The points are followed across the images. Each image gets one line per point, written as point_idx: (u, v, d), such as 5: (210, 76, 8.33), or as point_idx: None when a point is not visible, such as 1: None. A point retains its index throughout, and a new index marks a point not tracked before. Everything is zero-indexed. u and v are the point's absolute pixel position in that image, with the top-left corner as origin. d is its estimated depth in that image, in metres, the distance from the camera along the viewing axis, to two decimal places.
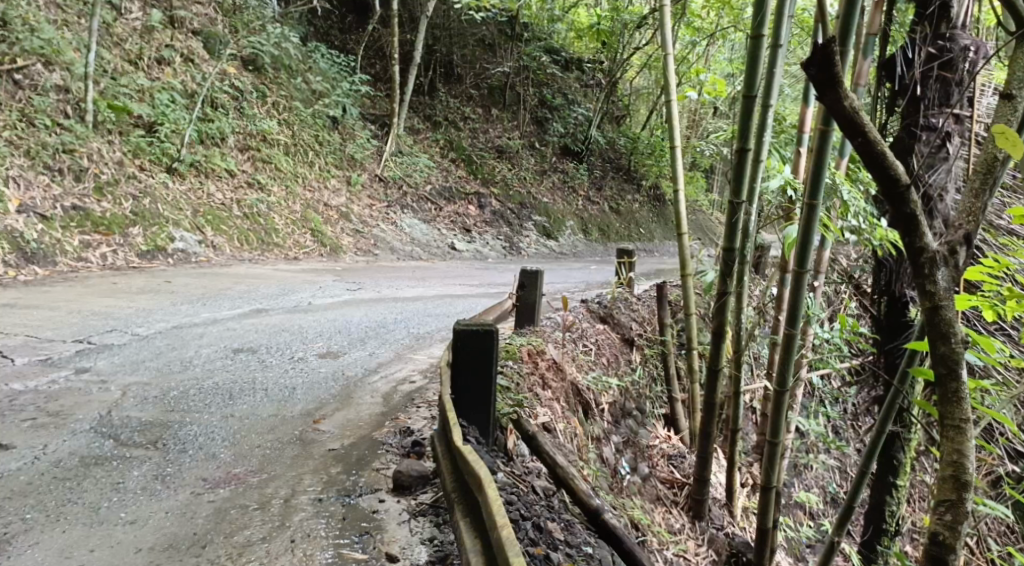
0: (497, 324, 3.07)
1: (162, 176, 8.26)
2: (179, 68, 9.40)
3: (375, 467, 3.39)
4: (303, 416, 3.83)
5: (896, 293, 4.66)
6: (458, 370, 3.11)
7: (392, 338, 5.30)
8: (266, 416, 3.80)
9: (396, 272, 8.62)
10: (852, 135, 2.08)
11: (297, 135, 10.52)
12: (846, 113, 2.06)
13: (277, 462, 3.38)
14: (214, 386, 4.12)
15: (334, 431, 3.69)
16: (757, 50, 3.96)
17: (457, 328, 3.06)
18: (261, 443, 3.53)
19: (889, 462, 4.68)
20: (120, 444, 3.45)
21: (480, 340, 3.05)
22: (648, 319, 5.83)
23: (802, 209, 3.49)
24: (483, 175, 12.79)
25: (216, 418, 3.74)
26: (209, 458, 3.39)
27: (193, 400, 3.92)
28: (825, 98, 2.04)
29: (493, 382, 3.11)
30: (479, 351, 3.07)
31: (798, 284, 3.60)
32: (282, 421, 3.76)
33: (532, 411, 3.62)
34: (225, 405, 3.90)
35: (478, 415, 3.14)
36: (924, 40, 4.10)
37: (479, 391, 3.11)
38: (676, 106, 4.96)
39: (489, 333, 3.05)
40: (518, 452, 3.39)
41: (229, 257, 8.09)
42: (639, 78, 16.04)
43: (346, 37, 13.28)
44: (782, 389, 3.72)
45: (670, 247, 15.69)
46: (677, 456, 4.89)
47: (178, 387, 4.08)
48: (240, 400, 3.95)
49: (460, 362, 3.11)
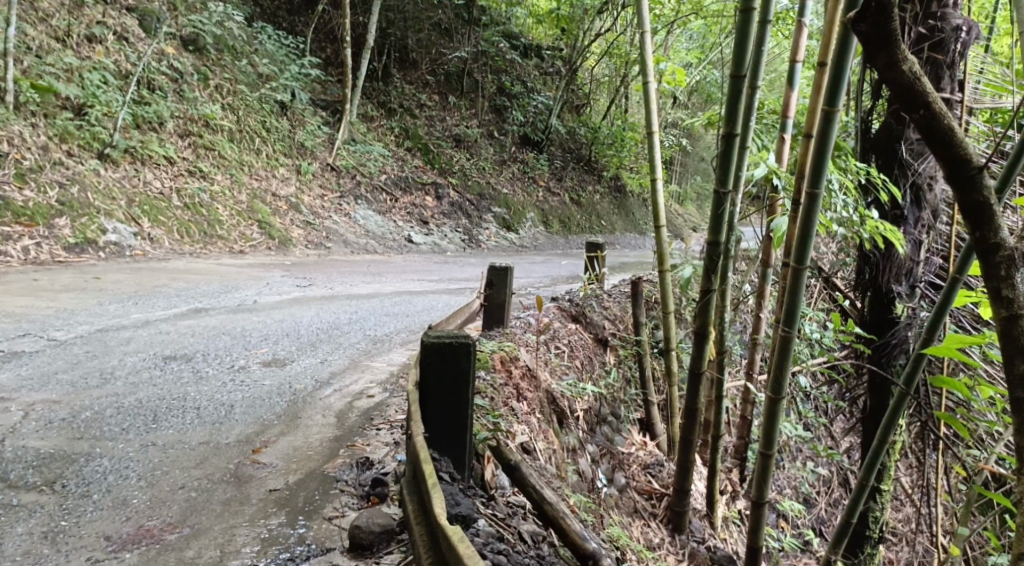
0: (472, 335, 2.70)
1: (92, 162, 7.67)
2: (112, 47, 8.79)
3: (325, 515, 2.97)
4: (240, 444, 3.39)
5: (882, 290, 4.28)
6: (426, 390, 2.72)
7: (346, 342, 4.85)
8: (195, 445, 3.34)
9: (350, 266, 8.18)
10: (913, 106, 2.03)
11: (243, 120, 9.97)
12: (900, 76, 2.01)
13: (204, 511, 2.94)
14: (135, 405, 3.65)
15: (277, 465, 3.26)
16: (748, 24, 3.56)
17: (422, 342, 2.69)
18: (185, 484, 3.08)
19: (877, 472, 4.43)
20: (11, 487, 2.97)
21: (454, 355, 2.67)
22: (622, 318, 5.49)
23: (803, 198, 3.15)
24: (441, 165, 12.34)
25: (133, 449, 3.28)
26: (119, 506, 2.93)
27: (109, 425, 3.45)
28: (878, 58, 2.00)
29: (470, 406, 2.72)
30: (450, 365, 2.68)
31: (796, 280, 3.20)
32: (215, 451, 3.31)
33: (510, 432, 3.25)
34: (147, 430, 3.43)
35: (453, 445, 2.74)
36: (914, 20, 3.82)
37: (453, 413, 2.71)
38: (652, 87, 4.51)
39: (464, 346, 2.67)
40: (498, 484, 3.05)
41: (167, 250, 7.57)
42: (599, 66, 15.73)
43: (294, 19, 12.69)
44: (777, 398, 3.36)
45: (631, 239, 15.42)
46: (656, 465, 4.52)
47: (93, 407, 3.60)
48: (165, 424, 3.49)
49: (430, 382, 2.71)
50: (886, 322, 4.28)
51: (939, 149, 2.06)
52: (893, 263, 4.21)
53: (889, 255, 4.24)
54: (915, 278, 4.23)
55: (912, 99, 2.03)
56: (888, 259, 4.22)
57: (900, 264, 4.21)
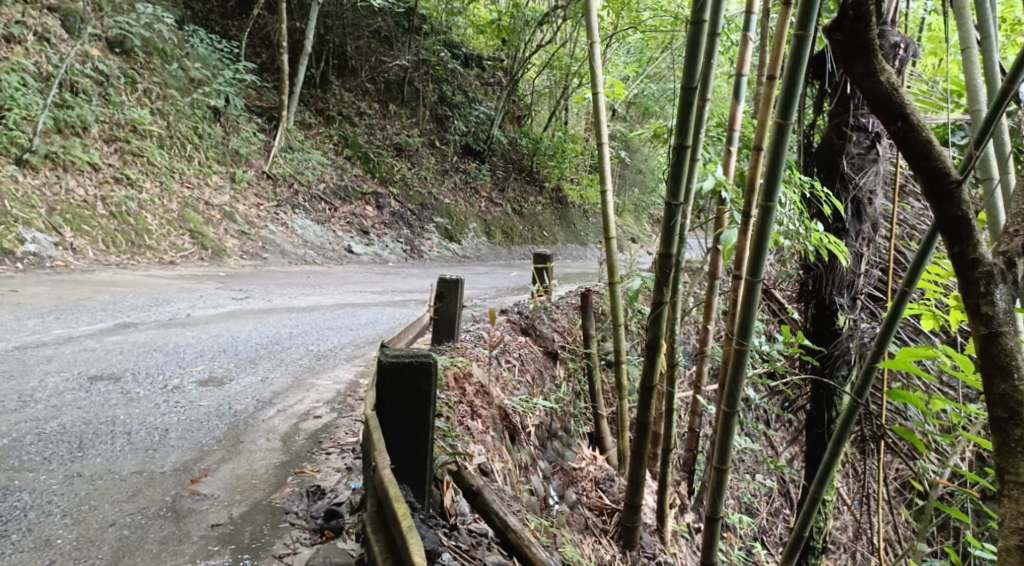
0: (434, 354, 2.62)
1: (9, 169, 7.30)
2: (32, 48, 8.37)
3: (275, 552, 2.78)
4: (178, 473, 3.18)
5: (825, 302, 4.23)
6: (386, 411, 2.62)
7: (287, 359, 4.65)
8: (126, 476, 3.13)
9: (288, 277, 7.94)
10: (891, 117, 2.28)
11: (174, 126, 9.65)
12: (878, 87, 2.28)
13: (138, 550, 2.74)
14: (57, 431, 3.41)
15: (218, 496, 3.07)
16: (698, 37, 3.51)
17: (381, 360, 2.58)
18: (116, 520, 2.87)
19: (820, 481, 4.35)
20: None
21: (413, 373, 2.58)
22: (570, 330, 5.42)
23: (757, 211, 3.08)
24: (381, 174, 12.14)
25: (56, 482, 3.05)
26: (40, 547, 2.71)
27: (29, 454, 3.22)
28: (857, 67, 2.29)
29: (430, 428, 2.63)
30: (411, 385, 2.58)
31: (751, 293, 3.10)
32: (149, 482, 3.11)
33: (468, 454, 3.17)
34: (71, 459, 3.21)
35: (413, 471, 2.65)
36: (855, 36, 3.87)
37: (415, 434, 2.62)
38: (602, 97, 4.42)
39: (424, 364, 2.58)
40: (457, 511, 2.98)
41: (91, 261, 7.25)
42: (540, 77, 15.74)
43: (227, 23, 12.38)
44: (732, 410, 3.23)
45: (573, 250, 15.44)
46: (606, 481, 4.41)
47: (10, 434, 3.35)
48: (92, 452, 3.27)
49: (390, 402, 2.62)
50: (830, 334, 4.23)
51: (917, 158, 2.26)
52: (836, 275, 4.17)
53: (833, 266, 4.20)
54: (856, 289, 4.19)
55: (890, 111, 2.28)
56: (831, 271, 4.18)
57: (842, 276, 4.17)
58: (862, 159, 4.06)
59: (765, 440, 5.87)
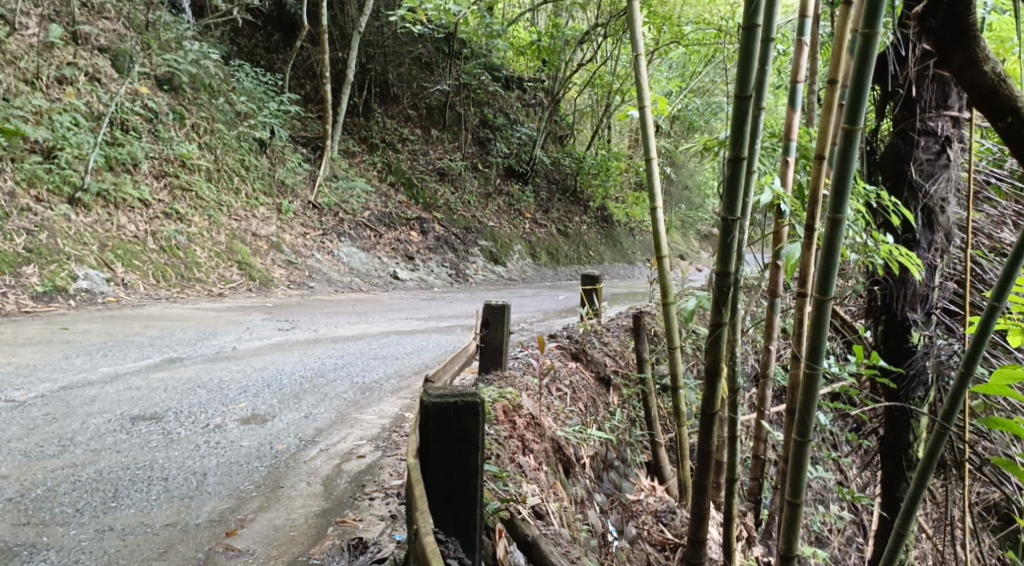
0: (480, 393, 2.50)
1: (62, 208, 7.40)
2: (83, 88, 8.53)
3: None
4: (213, 524, 3.08)
5: (898, 317, 3.97)
6: (430, 457, 2.51)
7: (332, 393, 4.53)
8: (159, 529, 3.04)
9: (333, 306, 7.88)
10: (995, 109, 3.04)
11: (221, 160, 9.76)
12: (981, 79, 3.08)
13: None
14: (93, 479, 3.35)
15: (255, 552, 2.94)
16: (752, 43, 3.33)
17: (424, 401, 2.48)
18: None
19: (891, 507, 4.05)
20: None
21: (459, 416, 2.47)
22: (623, 353, 5.22)
23: (824, 224, 2.86)
24: (425, 200, 12.11)
25: (86, 538, 2.97)
26: None
27: (62, 505, 3.16)
28: (958, 60, 3.15)
29: (478, 474, 2.52)
30: (456, 427, 2.48)
31: (821, 312, 2.88)
32: (183, 536, 3.01)
33: (521, 497, 3.04)
34: (104, 510, 3.14)
35: (461, 521, 2.54)
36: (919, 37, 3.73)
37: (460, 479, 2.52)
38: (649, 112, 4.20)
39: (471, 406, 2.47)
40: (512, 562, 2.83)
41: (142, 295, 7.28)
42: (581, 97, 15.67)
43: (271, 57, 12.59)
44: (803, 440, 2.98)
45: (621, 269, 15.18)
46: (667, 512, 4.03)
47: (47, 482, 3.30)
48: (125, 502, 3.19)
49: (435, 448, 2.51)
50: (904, 352, 3.96)
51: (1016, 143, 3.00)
52: (908, 290, 3.91)
53: (904, 280, 3.94)
54: (930, 304, 3.93)
55: (994, 104, 3.05)
56: (903, 285, 3.92)
57: (915, 292, 3.91)
58: (931, 164, 3.80)
59: (835, 464, 5.50)
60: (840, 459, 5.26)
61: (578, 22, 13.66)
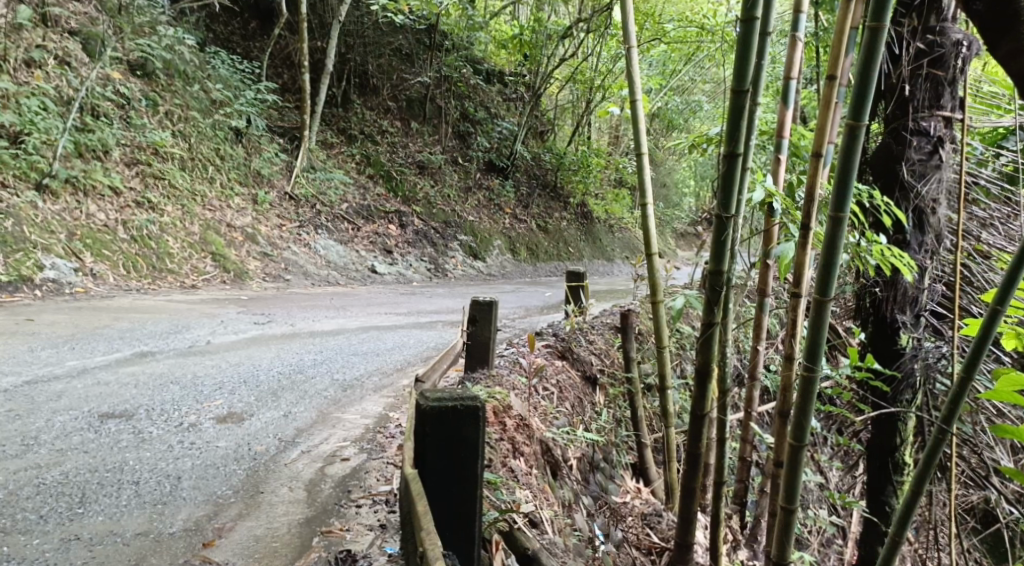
0: (480, 398, 2.40)
1: (29, 195, 7.17)
2: (53, 71, 8.27)
3: None
4: (189, 534, 2.94)
5: (886, 319, 3.81)
6: (429, 466, 2.41)
7: (311, 390, 4.39)
8: (130, 539, 2.89)
9: (311, 300, 7.72)
10: None
11: (195, 148, 9.53)
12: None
13: None
14: (59, 482, 3.18)
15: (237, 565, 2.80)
16: (751, 35, 3.17)
17: (421, 405, 2.38)
18: None
19: (880, 511, 3.85)
20: None
21: (459, 423, 2.37)
22: (609, 352, 5.12)
23: (825, 224, 2.77)
24: (404, 193, 11.95)
25: (50, 548, 2.81)
26: None
27: (25, 511, 2.99)
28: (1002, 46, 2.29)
29: (479, 484, 2.42)
30: (456, 434, 2.38)
31: (820, 314, 2.79)
32: (156, 546, 2.86)
33: (514, 504, 2.98)
34: (71, 517, 2.98)
35: (460, 535, 2.44)
36: (913, 35, 3.65)
37: (459, 489, 2.42)
38: (641, 106, 4.05)
39: (472, 413, 2.37)
40: None
41: (112, 286, 7.07)
42: (562, 92, 15.58)
43: (248, 44, 12.34)
44: (798, 444, 2.88)
45: (600, 266, 15.12)
46: (654, 515, 3.96)
47: (9, 484, 3.14)
48: (92, 509, 3.04)
49: (432, 457, 2.41)
50: (893, 354, 3.81)
51: None
52: (899, 291, 3.76)
53: (895, 282, 3.78)
54: (920, 306, 3.79)
55: None
56: (894, 287, 3.77)
57: (906, 292, 3.76)
58: (923, 165, 3.66)
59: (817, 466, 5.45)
60: (825, 463, 5.21)
61: (560, 17, 13.55)
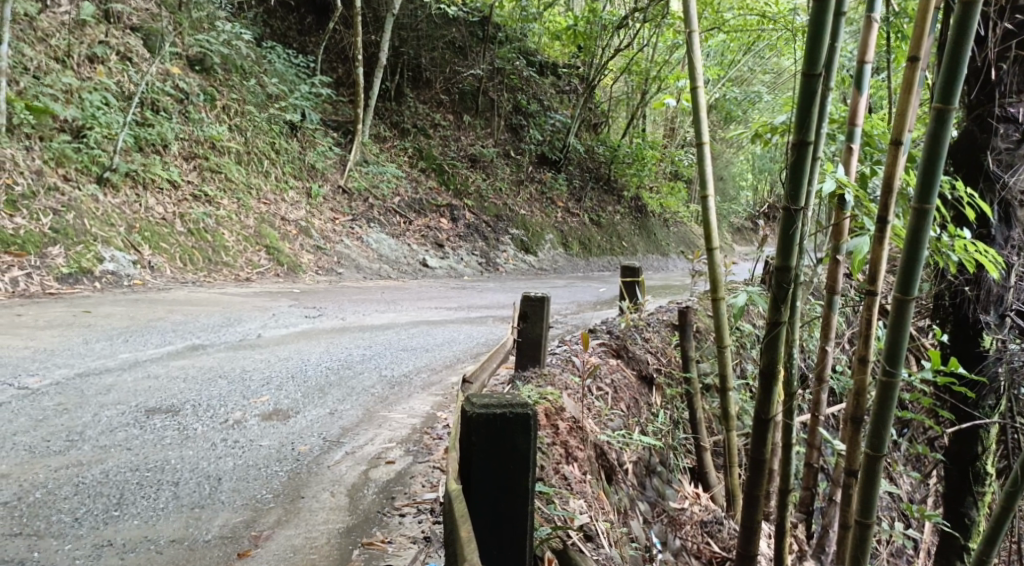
0: (530, 403, 2.28)
1: (90, 187, 7.27)
2: (114, 67, 8.40)
3: None
4: (225, 542, 2.87)
5: (968, 318, 3.56)
6: (476, 478, 2.29)
7: (358, 387, 4.31)
8: (164, 546, 2.83)
9: (362, 293, 7.68)
10: None
11: (251, 142, 9.59)
12: None
13: None
14: (98, 482, 3.16)
15: None
16: (824, 15, 2.93)
17: (468, 412, 2.26)
18: None
19: (960, 524, 3.61)
20: None
21: (508, 432, 2.25)
22: (667, 350, 4.94)
23: (909, 218, 2.57)
24: (456, 186, 11.87)
25: (81, 555, 2.76)
26: None
27: (61, 513, 2.96)
28: None
29: (529, 496, 2.30)
30: (505, 442, 2.26)
31: (901, 315, 2.59)
32: (190, 555, 2.80)
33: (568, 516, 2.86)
34: (107, 520, 2.95)
35: (509, 551, 2.32)
36: (1000, 14, 3.39)
37: (506, 502, 2.29)
38: (701, 92, 3.83)
39: (521, 420, 2.25)
40: None
41: (169, 279, 7.13)
42: (617, 83, 15.34)
43: (304, 39, 12.41)
44: (875, 453, 2.69)
45: (655, 261, 14.82)
46: (713, 523, 3.77)
47: (51, 482, 3.13)
48: (129, 512, 2.99)
49: (479, 468, 2.28)
50: (974, 357, 3.55)
51: None
52: (984, 288, 3.51)
53: (979, 280, 3.53)
54: (1006, 305, 3.52)
55: None
56: (979, 284, 3.52)
57: (990, 290, 3.51)
58: (1011, 152, 3.40)
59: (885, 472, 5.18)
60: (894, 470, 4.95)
61: (615, 6, 13.28)
